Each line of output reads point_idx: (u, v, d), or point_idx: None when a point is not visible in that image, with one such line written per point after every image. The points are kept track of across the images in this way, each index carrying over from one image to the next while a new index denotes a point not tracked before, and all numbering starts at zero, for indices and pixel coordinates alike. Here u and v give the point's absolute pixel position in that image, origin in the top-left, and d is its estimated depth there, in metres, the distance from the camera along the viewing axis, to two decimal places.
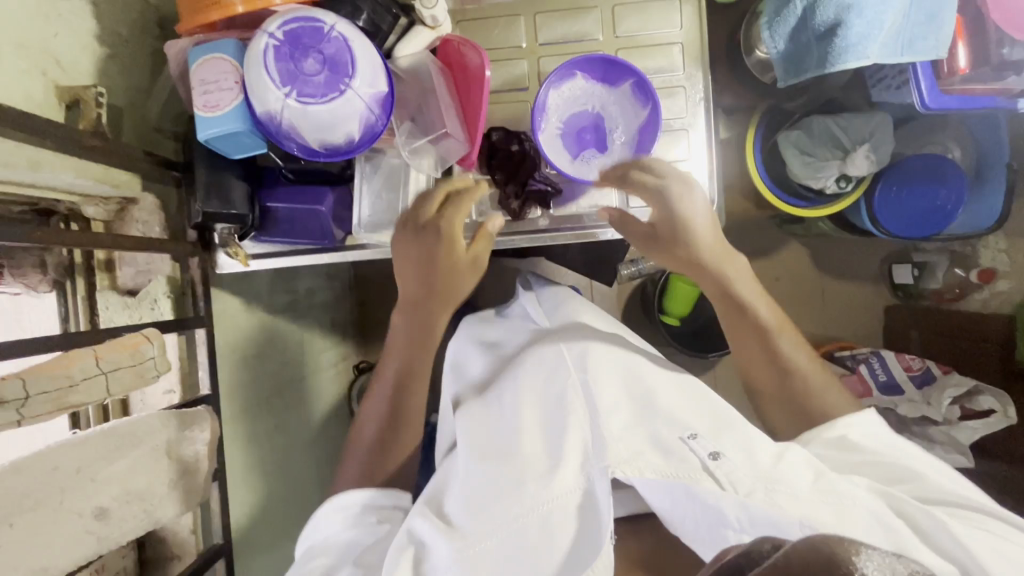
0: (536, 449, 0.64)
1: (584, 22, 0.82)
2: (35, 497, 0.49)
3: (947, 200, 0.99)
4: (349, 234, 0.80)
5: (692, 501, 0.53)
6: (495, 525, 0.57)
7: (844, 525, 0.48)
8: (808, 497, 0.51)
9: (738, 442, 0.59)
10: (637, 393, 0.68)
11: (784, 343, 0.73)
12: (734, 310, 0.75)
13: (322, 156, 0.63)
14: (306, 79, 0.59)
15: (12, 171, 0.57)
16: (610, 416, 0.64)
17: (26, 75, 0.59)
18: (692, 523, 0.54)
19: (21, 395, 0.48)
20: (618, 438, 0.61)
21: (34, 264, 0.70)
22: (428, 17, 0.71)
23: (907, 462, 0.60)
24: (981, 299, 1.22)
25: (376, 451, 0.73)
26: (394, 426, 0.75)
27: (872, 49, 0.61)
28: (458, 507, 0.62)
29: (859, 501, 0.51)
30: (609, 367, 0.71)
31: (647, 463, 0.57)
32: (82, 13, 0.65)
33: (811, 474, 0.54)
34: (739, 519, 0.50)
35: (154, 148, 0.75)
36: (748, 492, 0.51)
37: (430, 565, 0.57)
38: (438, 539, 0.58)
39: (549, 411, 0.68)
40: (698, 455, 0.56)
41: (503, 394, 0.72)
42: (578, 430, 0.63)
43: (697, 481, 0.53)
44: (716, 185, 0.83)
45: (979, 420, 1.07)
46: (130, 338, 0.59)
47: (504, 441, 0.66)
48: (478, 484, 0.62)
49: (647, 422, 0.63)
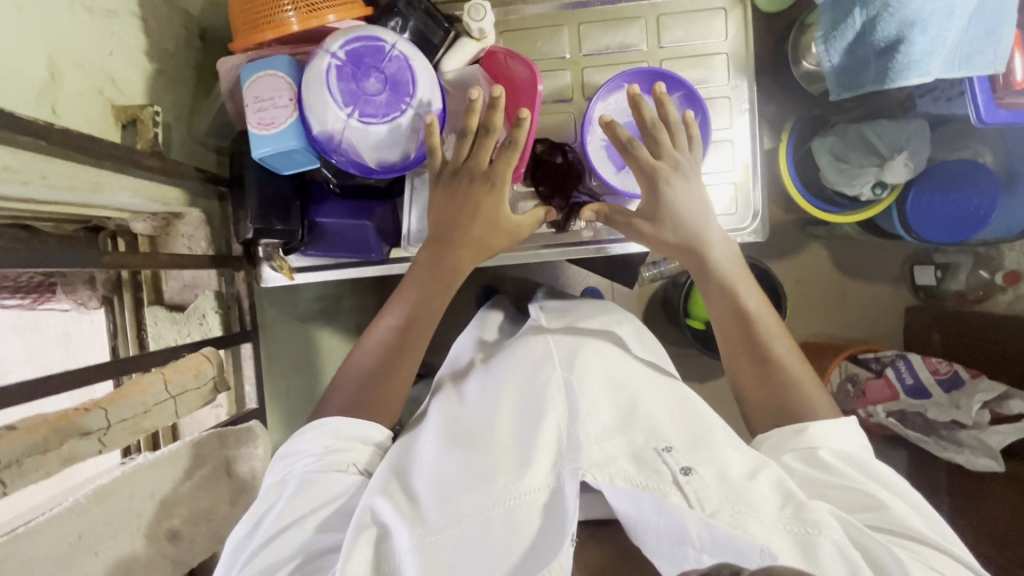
0: (509, 442, 0.60)
1: (628, 33, 0.82)
2: (116, 525, 0.52)
3: (980, 206, 0.96)
4: (393, 247, 0.80)
5: (657, 514, 0.50)
6: (462, 514, 0.53)
7: (804, 560, 0.48)
8: (770, 525, 0.50)
9: (710, 460, 0.56)
10: (619, 396, 0.65)
11: (778, 349, 0.71)
12: (727, 315, 0.73)
13: (379, 174, 0.66)
14: (367, 99, 0.62)
15: (76, 193, 0.56)
16: (590, 418, 0.60)
17: (86, 96, 0.58)
18: (653, 533, 0.50)
19: (104, 424, 0.49)
20: (594, 442, 0.57)
21: (84, 282, 0.72)
22: (476, 29, 0.71)
23: (873, 489, 0.57)
24: (1006, 300, 1.19)
25: (371, 396, 0.66)
26: (394, 371, 0.68)
27: (934, 65, 0.62)
28: (424, 491, 0.57)
29: (825, 531, 0.49)
30: (597, 367, 0.68)
31: (617, 470, 0.54)
32: (134, 29, 0.65)
33: (777, 499, 0.52)
34: (700, 537, 0.48)
35: (201, 163, 0.75)
36: (713, 512, 0.49)
37: (391, 552, 0.52)
38: (399, 523, 0.53)
39: (529, 403, 0.64)
40: (669, 467, 0.54)
41: (482, 390, 0.69)
42: (553, 427, 0.60)
43: (665, 495, 0.50)
44: (760, 186, 0.82)
45: (1010, 425, 1.02)
46: (192, 358, 0.59)
47: (478, 433, 0.63)
48: (446, 472, 0.58)
49: (624, 428, 0.60)
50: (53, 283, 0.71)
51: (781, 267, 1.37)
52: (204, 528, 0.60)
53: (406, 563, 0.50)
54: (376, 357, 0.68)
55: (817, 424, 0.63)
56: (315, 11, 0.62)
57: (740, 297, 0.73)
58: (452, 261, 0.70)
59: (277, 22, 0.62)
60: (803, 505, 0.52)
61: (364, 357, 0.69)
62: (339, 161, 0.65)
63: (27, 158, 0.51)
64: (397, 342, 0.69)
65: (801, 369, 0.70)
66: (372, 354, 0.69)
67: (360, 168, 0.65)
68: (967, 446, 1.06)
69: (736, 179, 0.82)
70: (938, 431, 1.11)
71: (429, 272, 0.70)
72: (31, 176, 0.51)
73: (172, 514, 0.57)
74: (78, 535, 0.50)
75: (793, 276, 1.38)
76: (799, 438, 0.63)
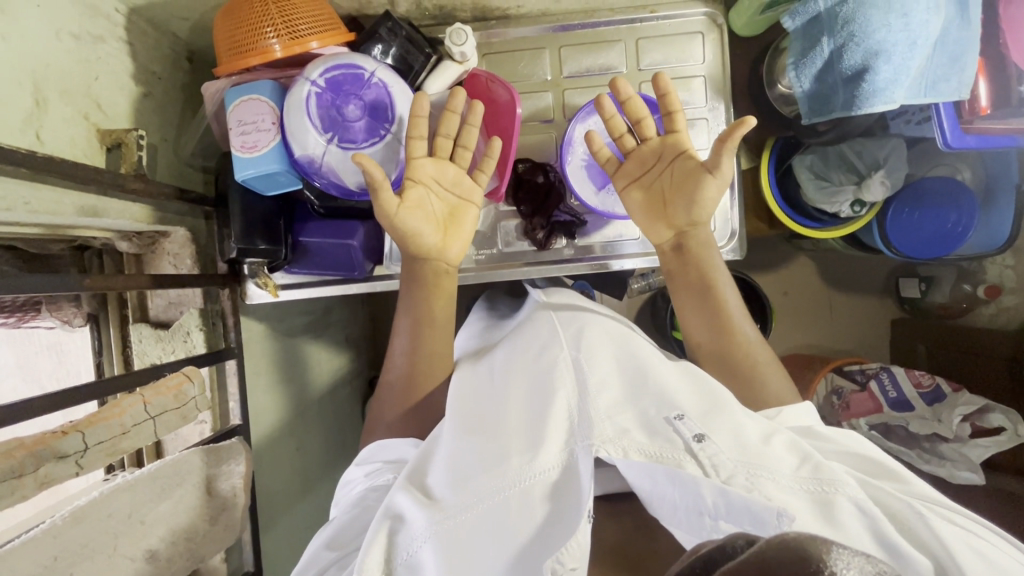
0: (521, 420, 0.58)
1: (608, 55, 0.84)
2: (92, 546, 0.52)
3: (957, 223, 0.98)
4: (377, 264, 0.82)
5: (671, 484, 0.48)
6: (478, 497, 0.51)
7: (826, 522, 0.45)
8: (789, 487, 0.48)
9: (725, 427, 0.54)
10: (629, 369, 0.62)
11: (738, 321, 0.72)
12: (692, 282, 0.73)
13: (358, 196, 0.69)
14: (346, 125, 0.65)
15: (62, 218, 0.58)
16: (599, 394, 0.58)
17: (71, 121, 0.59)
18: (670, 504, 0.49)
19: (80, 447, 0.50)
20: (606, 416, 0.55)
21: (69, 299, 0.72)
22: (458, 53, 0.72)
23: (884, 459, 0.57)
24: (988, 314, 1.20)
25: (406, 418, 0.69)
26: (415, 388, 0.70)
27: (898, 93, 0.65)
28: (441, 479, 0.56)
29: (843, 488, 0.48)
30: (603, 345, 0.66)
31: (630, 443, 0.52)
32: (120, 54, 0.66)
33: (795, 461, 0.51)
34: (716, 504, 0.46)
35: (187, 182, 0.77)
36: (729, 477, 0.47)
37: (405, 541, 0.51)
38: (417, 512, 0.52)
39: (538, 381, 0.62)
40: (683, 436, 0.52)
41: (494, 372, 0.68)
42: (563, 403, 0.57)
43: (680, 465, 0.48)
44: (737, 208, 0.84)
45: (990, 438, 1.03)
46: (172, 378, 0.60)
47: (489, 414, 0.61)
48: (459, 456, 0.56)
49: (636, 400, 0.57)
50: (37, 302, 0.71)
51: (768, 279, 1.39)
52: (183, 546, 0.60)
53: (425, 550, 0.50)
54: (404, 369, 0.72)
55: (790, 407, 0.65)
56: (299, 38, 0.64)
57: (713, 270, 0.73)
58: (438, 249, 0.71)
59: (260, 49, 0.63)
60: (822, 467, 0.50)
61: (394, 371, 0.72)
62: (321, 184, 0.67)
63: (7, 183, 0.52)
64: (414, 358, 0.71)
65: (752, 336, 0.72)
66: (398, 370, 0.72)
67: (341, 190, 0.68)
68: (949, 459, 1.06)
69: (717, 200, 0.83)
70: (922, 444, 1.08)
71: (425, 268, 0.71)
72: (14, 203, 0.52)
73: (152, 533, 0.57)
74: (54, 557, 0.49)
75: (781, 288, 1.40)
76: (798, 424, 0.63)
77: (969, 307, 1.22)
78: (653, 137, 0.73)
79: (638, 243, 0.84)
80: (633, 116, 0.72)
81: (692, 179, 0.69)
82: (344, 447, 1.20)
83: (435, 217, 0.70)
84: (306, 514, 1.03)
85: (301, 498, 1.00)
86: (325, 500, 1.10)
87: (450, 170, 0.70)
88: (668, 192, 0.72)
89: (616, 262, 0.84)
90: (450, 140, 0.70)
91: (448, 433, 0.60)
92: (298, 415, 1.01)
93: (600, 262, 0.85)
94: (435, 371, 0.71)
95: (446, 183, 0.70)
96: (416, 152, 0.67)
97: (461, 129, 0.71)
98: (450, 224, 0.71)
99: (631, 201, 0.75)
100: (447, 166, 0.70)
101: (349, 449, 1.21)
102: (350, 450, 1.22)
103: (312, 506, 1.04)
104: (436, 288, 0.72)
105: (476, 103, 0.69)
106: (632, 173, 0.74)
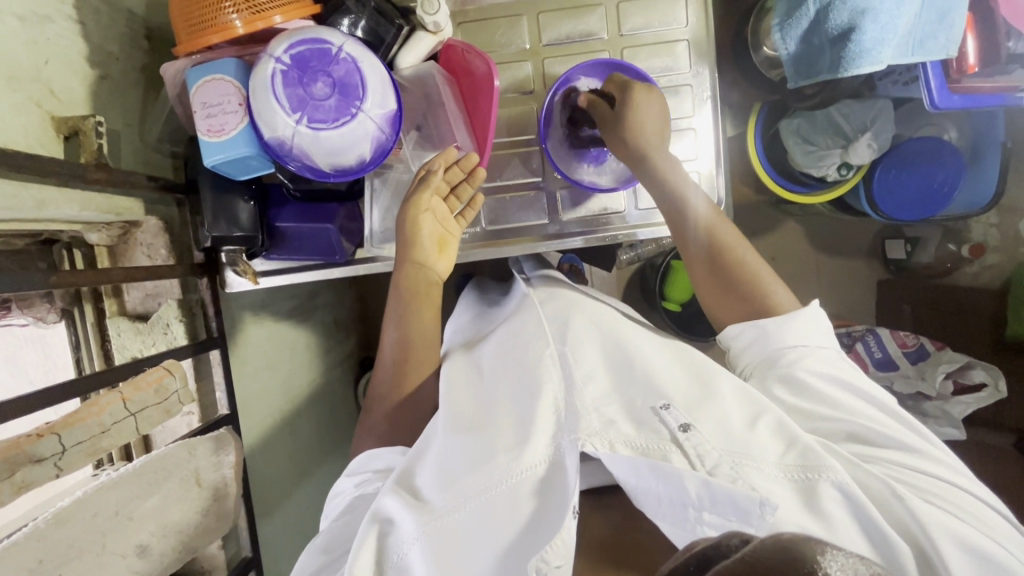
0: (510, 415, 0.58)
1: (589, 20, 0.81)
2: (80, 546, 0.51)
3: (943, 183, 0.95)
4: (358, 247, 0.82)
5: (654, 477, 0.46)
6: (467, 496, 0.50)
7: (810, 511, 0.45)
8: (772, 474, 0.47)
9: (712, 416, 0.53)
10: (616, 360, 0.62)
11: (695, 217, 0.71)
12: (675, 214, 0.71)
13: (332, 178, 0.65)
14: (316, 104, 0.60)
15: (19, 213, 0.56)
16: (586, 387, 0.57)
17: (22, 110, 0.56)
18: (654, 498, 0.46)
19: (58, 448, 0.49)
20: (593, 409, 0.54)
21: (40, 296, 0.70)
22: (431, 23, 0.69)
23: (871, 423, 0.55)
24: (972, 273, 1.25)
25: (397, 420, 0.69)
26: (405, 382, 0.70)
27: (885, 53, 0.64)
28: (430, 480, 0.54)
29: (826, 474, 0.47)
30: (589, 337, 0.65)
31: (617, 436, 0.50)
32: (72, 35, 0.62)
33: (780, 447, 0.50)
34: (700, 496, 0.44)
35: (154, 169, 0.74)
36: (714, 468, 0.46)
37: (394, 544, 0.50)
38: (406, 515, 0.50)
39: (525, 376, 0.61)
40: (668, 427, 0.51)
41: (484, 369, 0.67)
42: (551, 396, 0.57)
43: (666, 458, 0.47)
44: (724, 177, 0.82)
45: (971, 395, 1.06)
46: (153, 373, 0.60)
47: (480, 413, 0.60)
48: (448, 455, 0.55)
49: (622, 391, 0.57)
50: (7, 300, 0.68)
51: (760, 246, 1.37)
52: (175, 540, 0.60)
53: (414, 552, 0.48)
54: (390, 363, 0.72)
55: (796, 320, 0.63)
56: (260, 12, 0.60)
57: (699, 210, 0.71)
58: (425, 261, 0.73)
59: (220, 25, 0.60)
60: (808, 451, 0.49)
61: (386, 358, 0.72)
62: (294, 167, 0.64)
63: None
64: (404, 354, 0.71)
65: (712, 227, 0.71)
66: (388, 361, 0.72)
67: (316, 173, 0.65)
68: (931, 416, 1.08)
69: (702, 169, 0.81)
70: (906, 402, 1.10)
71: (413, 278, 0.72)
72: None
73: (142, 529, 0.57)
74: (39, 560, 0.48)
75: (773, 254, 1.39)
76: (782, 353, 0.61)
77: (954, 266, 1.25)
78: (464, 173, 0.73)
79: (625, 217, 0.82)
80: (468, 173, 0.74)
81: (464, 181, 0.74)
82: (340, 429, 1.20)
83: (433, 237, 0.73)
84: (304, 495, 1.03)
85: (297, 479, 1.01)
86: (323, 480, 1.11)
87: (444, 206, 0.73)
88: (457, 192, 0.74)
89: (601, 237, 0.83)
90: (447, 186, 0.73)
91: (439, 429, 0.59)
92: (292, 402, 1.00)
93: (596, 234, 0.82)
94: (426, 363, 0.72)
95: (439, 214, 0.73)
96: (433, 181, 0.71)
97: (461, 180, 0.74)
98: (444, 246, 0.74)
99: (475, 182, 0.74)
100: (441, 202, 0.73)
101: (343, 430, 1.21)
102: (344, 431, 1.21)
103: (308, 485, 1.04)
104: (428, 296, 0.73)
105: (471, 155, 0.73)
106: (457, 189, 0.74)
